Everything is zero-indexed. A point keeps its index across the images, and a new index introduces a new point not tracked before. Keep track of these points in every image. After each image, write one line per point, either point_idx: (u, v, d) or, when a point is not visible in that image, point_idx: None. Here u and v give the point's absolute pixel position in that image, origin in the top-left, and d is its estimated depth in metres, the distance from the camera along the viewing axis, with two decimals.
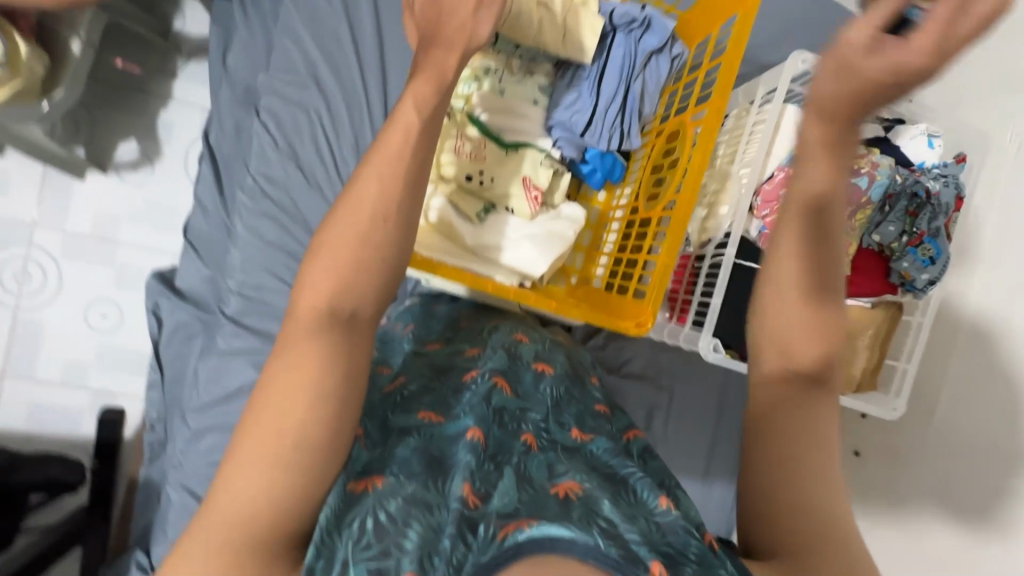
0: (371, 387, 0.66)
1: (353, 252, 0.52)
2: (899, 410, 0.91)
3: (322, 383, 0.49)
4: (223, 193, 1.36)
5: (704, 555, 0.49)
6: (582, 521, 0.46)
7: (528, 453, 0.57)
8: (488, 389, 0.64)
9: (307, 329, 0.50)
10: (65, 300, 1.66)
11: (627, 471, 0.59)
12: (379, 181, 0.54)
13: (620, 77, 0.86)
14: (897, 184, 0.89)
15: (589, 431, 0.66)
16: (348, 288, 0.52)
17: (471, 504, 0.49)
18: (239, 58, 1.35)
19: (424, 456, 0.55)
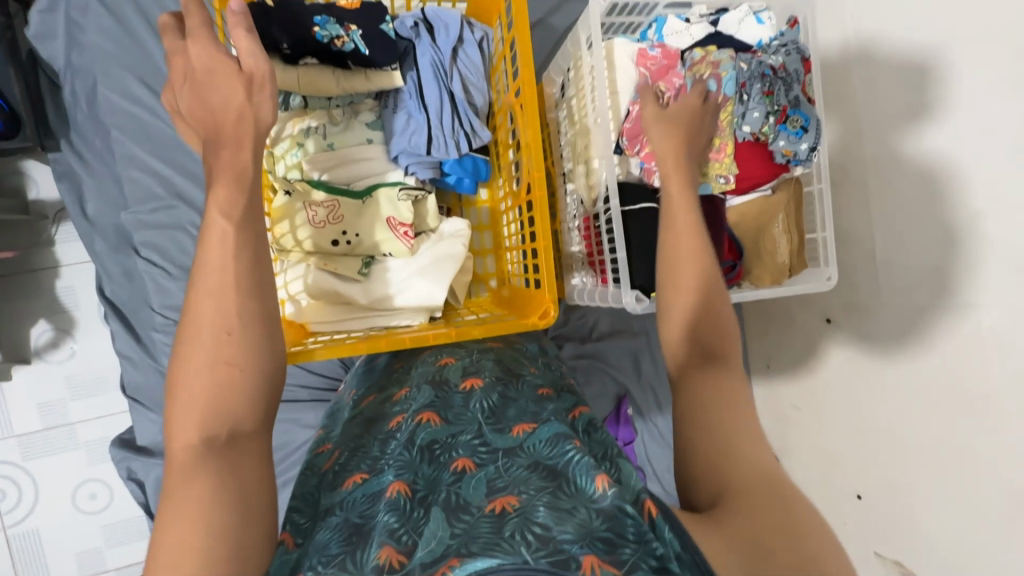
0: (309, 473, 0.66)
1: (207, 372, 0.52)
2: (833, 277, 0.91)
3: (209, 519, 0.47)
4: (141, 340, 1.31)
5: (641, 531, 0.48)
6: (512, 541, 0.45)
7: (460, 479, 0.55)
8: (413, 430, 0.63)
9: (186, 468, 0.49)
10: (48, 498, 1.61)
11: (568, 457, 0.55)
12: (214, 299, 0.54)
13: (439, 84, 0.86)
14: (745, 72, 0.88)
15: (528, 423, 0.63)
16: (216, 407, 0.51)
17: (392, 564, 0.46)
18: (97, 204, 1.29)
19: (345, 529, 0.53)
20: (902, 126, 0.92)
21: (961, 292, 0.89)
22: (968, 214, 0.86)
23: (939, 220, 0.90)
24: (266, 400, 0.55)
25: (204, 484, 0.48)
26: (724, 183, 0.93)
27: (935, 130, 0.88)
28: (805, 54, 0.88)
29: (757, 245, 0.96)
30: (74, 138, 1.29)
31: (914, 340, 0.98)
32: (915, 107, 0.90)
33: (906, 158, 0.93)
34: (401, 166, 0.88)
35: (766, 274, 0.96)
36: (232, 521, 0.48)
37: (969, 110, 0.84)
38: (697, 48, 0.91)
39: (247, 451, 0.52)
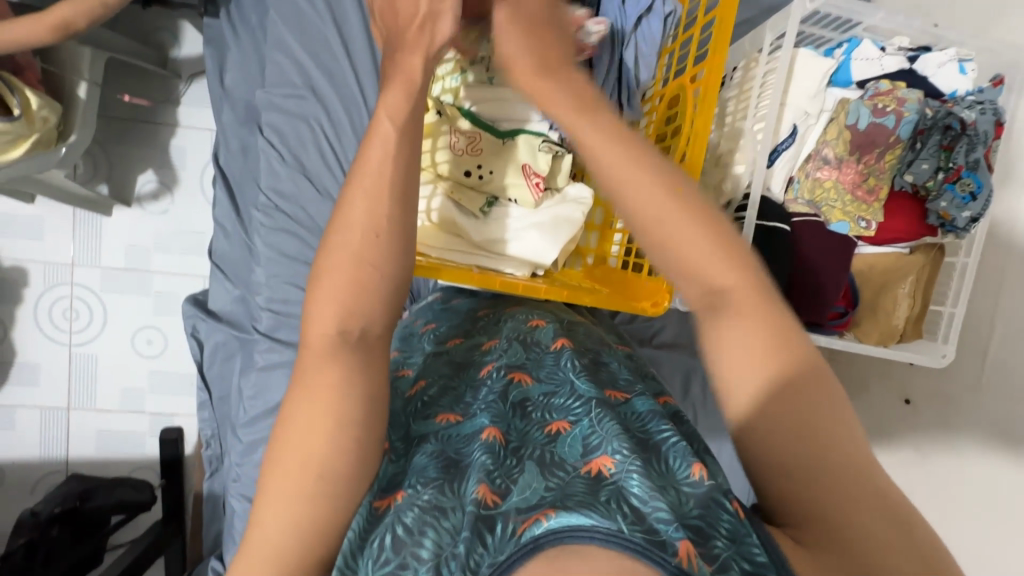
0: (394, 394, 0.68)
1: (352, 267, 0.55)
2: (949, 356, 0.86)
3: (335, 405, 0.52)
4: (239, 213, 1.38)
5: (735, 529, 0.48)
6: (609, 507, 0.46)
7: (552, 440, 0.56)
8: (504, 385, 0.65)
9: (321, 354, 0.53)
10: (112, 332, 1.74)
11: (664, 436, 0.56)
12: (366, 201, 0.57)
13: (611, 48, 0.84)
14: (928, 118, 0.83)
15: (623, 390, 0.65)
16: (354, 303, 0.54)
17: (487, 502, 0.49)
18: (236, 78, 1.35)
19: (442, 460, 0.57)
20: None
21: None
22: None
23: None
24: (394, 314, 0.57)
25: (338, 371, 0.52)
26: (864, 228, 0.88)
27: None
28: (1000, 119, 0.82)
29: (877, 300, 0.91)
30: (233, 10, 1.35)
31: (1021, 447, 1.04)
32: None
33: None
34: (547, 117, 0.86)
35: (875, 332, 0.91)
36: (352, 409, 0.52)
37: None
38: (886, 80, 0.85)
39: (373, 345, 0.55)
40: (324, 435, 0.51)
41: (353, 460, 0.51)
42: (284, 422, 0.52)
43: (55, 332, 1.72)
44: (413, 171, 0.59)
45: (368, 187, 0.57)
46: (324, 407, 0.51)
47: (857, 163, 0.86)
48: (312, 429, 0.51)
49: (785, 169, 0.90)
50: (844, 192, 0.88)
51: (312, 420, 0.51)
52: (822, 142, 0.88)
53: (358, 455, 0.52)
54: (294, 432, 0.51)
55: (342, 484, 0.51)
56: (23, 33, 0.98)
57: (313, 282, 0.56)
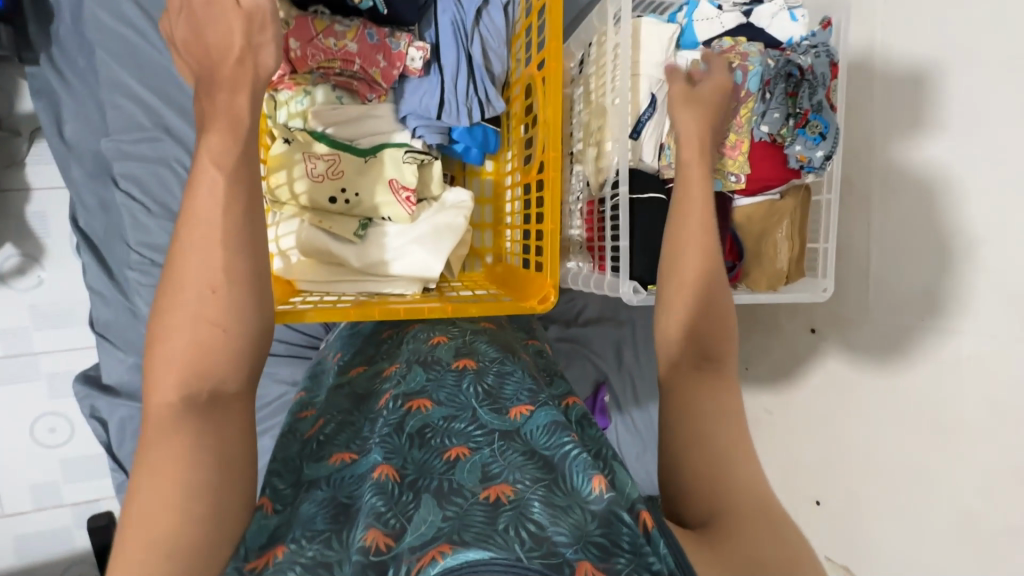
0: (291, 439, 0.66)
1: (189, 329, 0.51)
2: (828, 289, 0.90)
3: (182, 477, 0.47)
4: (114, 274, 1.26)
5: (636, 543, 0.47)
6: (507, 537, 0.44)
7: (451, 468, 0.53)
8: (403, 417, 0.61)
9: (164, 425, 0.49)
10: (5, 428, 1.56)
11: (565, 451, 0.55)
12: (199, 254, 0.53)
13: (457, 44, 0.82)
14: (771, 69, 0.87)
15: (524, 405, 0.63)
16: (195, 365, 0.51)
17: (378, 548, 0.46)
18: (77, 128, 1.21)
19: (332, 508, 0.54)
20: (905, 140, 0.94)
21: (946, 317, 0.91)
22: (972, 236, 0.86)
23: (938, 235, 0.90)
24: (251, 367, 0.54)
25: (183, 443, 0.48)
26: (735, 182, 0.91)
27: (928, 139, 0.90)
28: (834, 59, 0.86)
29: (758, 249, 0.95)
30: (55, 54, 1.20)
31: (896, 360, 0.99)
32: (927, 122, 0.90)
33: (914, 170, 0.93)
34: (409, 127, 0.84)
35: (763, 279, 0.95)
36: (207, 476, 0.48)
37: (976, 133, 0.85)
38: (728, 37, 0.90)
39: (227, 403, 0.52)
40: (169, 510, 0.46)
41: (217, 531, 0.48)
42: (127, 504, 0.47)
43: None
44: (251, 214, 0.56)
45: (196, 239, 0.53)
46: (172, 482, 0.47)
47: None
48: (155, 507, 0.46)
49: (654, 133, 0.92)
50: None
51: (157, 499, 0.46)
52: None
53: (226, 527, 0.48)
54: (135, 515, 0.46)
55: (203, 558, 0.46)
56: None
57: (152, 344, 0.52)
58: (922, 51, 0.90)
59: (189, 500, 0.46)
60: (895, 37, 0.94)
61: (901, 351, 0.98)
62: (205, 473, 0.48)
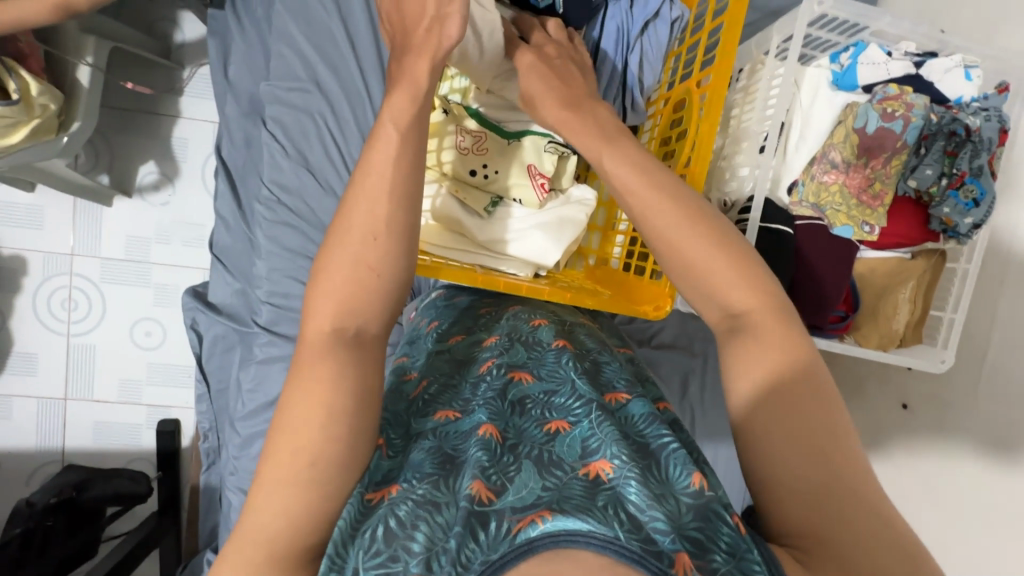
0: (397, 397, 0.68)
1: (351, 268, 0.56)
2: (948, 362, 0.86)
3: (330, 393, 0.52)
4: (241, 205, 1.38)
5: (735, 543, 0.48)
6: (606, 513, 0.46)
7: (552, 439, 0.55)
8: (504, 383, 0.64)
9: (319, 346, 0.54)
10: (111, 322, 1.73)
11: (662, 444, 0.56)
12: (366, 201, 0.58)
13: (618, 51, 0.85)
14: (932, 125, 0.83)
15: (623, 393, 0.64)
16: (351, 301, 0.56)
17: (481, 499, 0.48)
18: (239, 69, 1.35)
19: (438, 456, 0.56)
20: None
21: None
22: None
23: None
24: (391, 314, 0.59)
25: (332, 366, 0.53)
26: (868, 233, 0.90)
27: None
28: (1005, 125, 0.82)
29: (876, 306, 0.92)
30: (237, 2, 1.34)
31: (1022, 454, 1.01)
32: None
33: None
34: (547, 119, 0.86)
35: (874, 335, 0.92)
36: (350, 402, 0.53)
37: None
38: (895, 83, 0.84)
39: (369, 341, 0.56)
40: (318, 423, 0.51)
41: (345, 453, 0.51)
42: (281, 414, 0.53)
43: (54, 322, 1.72)
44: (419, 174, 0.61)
45: (363, 188, 0.59)
46: (323, 397, 0.52)
47: (863, 168, 0.88)
48: (309, 423, 0.51)
49: (801, 164, 0.92)
50: (849, 197, 0.89)
51: (313, 414, 0.51)
52: (827, 146, 0.90)
53: (354, 453, 0.52)
54: (291, 425, 0.51)
55: (337, 471, 0.51)
56: (27, 23, 0.97)
57: (316, 279, 0.57)
58: None
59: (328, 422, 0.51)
60: None
61: None
62: (346, 399, 0.52)
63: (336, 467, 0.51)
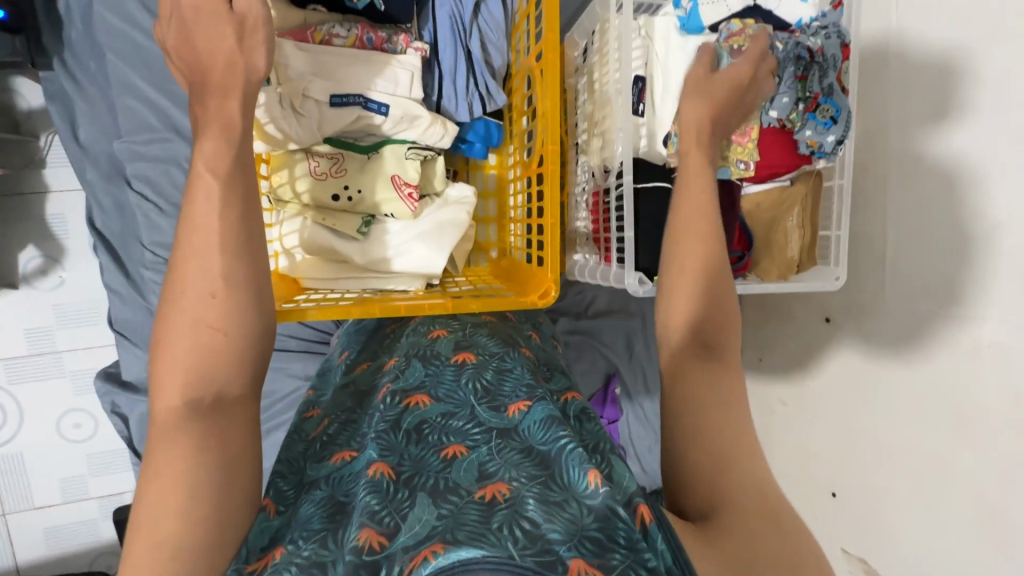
0: (295, 438, 0.65)
1: (191, 332, 0.52)
2: (841, 278, 0.88)
3: (188, 474, 0.48)
4: (130, 274, 1.29)
5: (631, 537, 0.47)
6: (500, 534, 0.44)
7: (449, 466, 0.53)
8: (399, 411, 0.61)
9: (166, 427, 0.49)
10: (33, 423, 1.61)
11: (560, 446, 0.55)
12: (198, 257, 0.54)
13: (455, 41, 0.84)
14: (780, 53, 0.84)
15: (522, 400, 0.62)
16: (201, 372, 0.51)
17: (371, 547, 0.46)
18: (90, 132, 1.24)
19: (329, 506, 0.53)
20: (927, 129, 0.89)
21: (972, 304, 0.86)
22: (993, 220, 0.82)
23: (959, 224, 0.87)
24: (255, 372, 0.55)
25: (185, 444, 0.49)
26: (743, 169, 0.90)
27: (958, 130, 0.85)
28: (846, 40, 0.83)
29: (768, 237, 0.93)
30: (67, 59, 1.22)
31: (920, 347, 0.95)
32: (954, 108, 0.85)
33: (941, 159, 0.87)
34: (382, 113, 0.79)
35: (774, 268, 0.93)
36: (211, 478, 0.48)
37: (997, 114, 0.81)
38: (735, 19, 0.86)
39: (231, 406, 0.52)
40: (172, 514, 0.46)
41: (217, 533, 0.48)
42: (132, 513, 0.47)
43: None
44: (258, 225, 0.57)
45: (190, 245, 0.54)
46: (175, 482, 0.47)
47: None
48: (159, 508, 0.46)
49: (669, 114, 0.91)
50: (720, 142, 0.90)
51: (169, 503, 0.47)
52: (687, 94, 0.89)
53: (230, 531, 0.49)
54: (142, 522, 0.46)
55: (208, 557, 0.47)
56: None
57: (156, 349, 0.52)
58: (942, 36, 0.85)
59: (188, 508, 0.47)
60: (915, 19, 0.89)
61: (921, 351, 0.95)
62: (208, 476, 0.49)
63: (209, 550, 0.47)
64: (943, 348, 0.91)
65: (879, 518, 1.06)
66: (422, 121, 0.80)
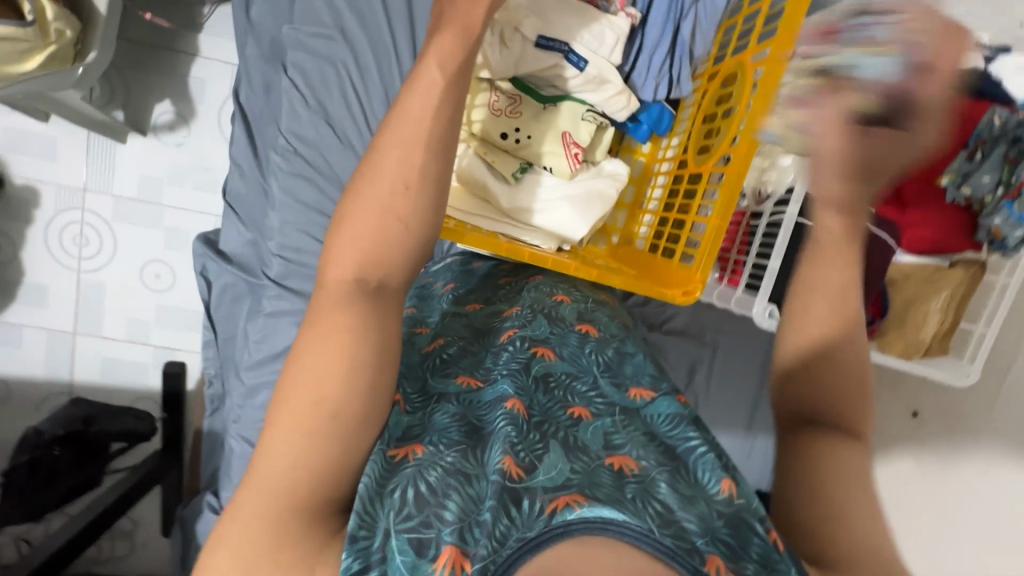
0: (411, 349, 0.67)
1: (379, 216, 0.53)
2: (973, 376, 0.84)
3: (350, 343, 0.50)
4: (257, 153, 1.34)
5: (766, 554, 0.46)
6: (637, 505, 0.45)
7: (577, 424, 0.54)
8: (526, 358, 0.62)
9: (335, 299, 0.51)
10: (121, 261, 1.72)
11: (687, 446, 0.55)
12: (402, 147, 0.54)
13: (668, 18, 0.82)
14: (996, 128, 0.79)
15: (647, 387, 0.63)
16: (376, 255, 0.53)
17: (512, 474, 0.47)
18: (263, 9, 1.29)
19: (463, 424, 0.55)
20: None
21: None
22: None
23: None
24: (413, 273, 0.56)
25: (351, 319, 0.50)
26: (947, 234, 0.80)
27: None
28: None
29: (904, 315, 0.89)
30: None
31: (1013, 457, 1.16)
32: None
33: None
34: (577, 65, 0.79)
35: (900, 343, 0.88)
36: (365, 360, 0.50)
37: None
38: None
39: (392, 299, 0.53)
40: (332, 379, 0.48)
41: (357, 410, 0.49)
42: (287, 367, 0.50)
43: (64, 257, 1.71)
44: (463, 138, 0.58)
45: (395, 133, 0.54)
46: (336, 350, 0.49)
47: None
48: (320, 372, 0.48)
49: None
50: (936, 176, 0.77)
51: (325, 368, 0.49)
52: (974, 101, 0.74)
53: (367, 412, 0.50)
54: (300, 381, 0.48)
55: (348, 430, 0.48)
56: None
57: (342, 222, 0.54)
58: None
59: (341, 378, 0.48)
60: None
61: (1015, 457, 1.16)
62: (363, 355, 0.50)
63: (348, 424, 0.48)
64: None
65: None
66: (611, 87, 0.80)
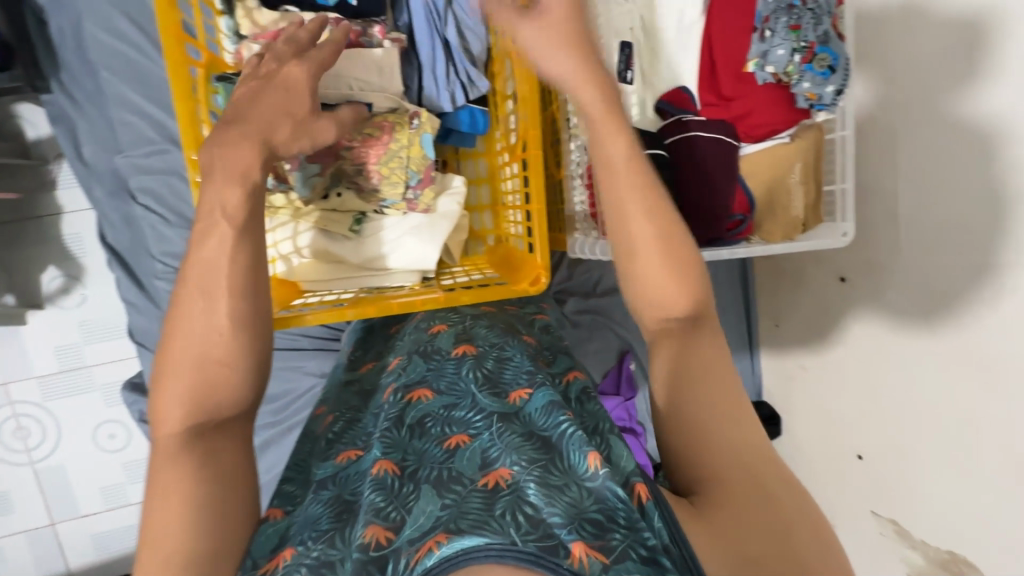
0: (306, 440, 0.68)
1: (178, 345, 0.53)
2: (848, 234, 0.85)
3: (196, 466, 0.50)
4: (143, 287, 1.32)
5: (631, 518, 0.47)
6: (502, 521, 0.44)
7: (453, 454, 0.53)
8: (402, 407, 0.61)
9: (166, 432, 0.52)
10: (70, 435, 1.68)
11: (561, 430, 0.54)
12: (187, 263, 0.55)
13: (432, 32, 0.88)
14: (770, 5, 0.83)
15: (523, 387, 0.61)
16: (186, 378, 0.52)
17: (377, 542, 0.47)
18: (93, 150, 1.27)
19: (337, 506, 0.54)
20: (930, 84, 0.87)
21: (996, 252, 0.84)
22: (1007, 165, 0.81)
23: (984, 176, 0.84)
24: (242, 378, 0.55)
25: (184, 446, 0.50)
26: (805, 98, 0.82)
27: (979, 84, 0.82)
28: None
29: (770, 200, 0.91)
30: (63, 78, 1.24)
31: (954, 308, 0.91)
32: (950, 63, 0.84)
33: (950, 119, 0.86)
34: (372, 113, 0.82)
35: (777, 229, 0.91)
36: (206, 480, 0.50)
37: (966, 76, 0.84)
38: None
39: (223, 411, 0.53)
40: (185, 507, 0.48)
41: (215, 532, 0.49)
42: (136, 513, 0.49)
43: (12, 454, 1.66)
44: (252, 221, 0.58)
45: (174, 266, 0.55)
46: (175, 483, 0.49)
47: None
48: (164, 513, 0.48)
49: (662, 82, 0.92)
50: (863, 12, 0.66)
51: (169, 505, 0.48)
52: None
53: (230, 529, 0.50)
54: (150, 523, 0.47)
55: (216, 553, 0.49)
56: None
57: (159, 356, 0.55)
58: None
59: (185, 505, 0.48)
60: None
61: (952, 309, 0.91)
62: (203, 474, 0.50)
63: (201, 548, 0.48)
64: (965, 314, 0.89)
65: (908, 477, 1.03)
66: (409, 117, 0.83)
